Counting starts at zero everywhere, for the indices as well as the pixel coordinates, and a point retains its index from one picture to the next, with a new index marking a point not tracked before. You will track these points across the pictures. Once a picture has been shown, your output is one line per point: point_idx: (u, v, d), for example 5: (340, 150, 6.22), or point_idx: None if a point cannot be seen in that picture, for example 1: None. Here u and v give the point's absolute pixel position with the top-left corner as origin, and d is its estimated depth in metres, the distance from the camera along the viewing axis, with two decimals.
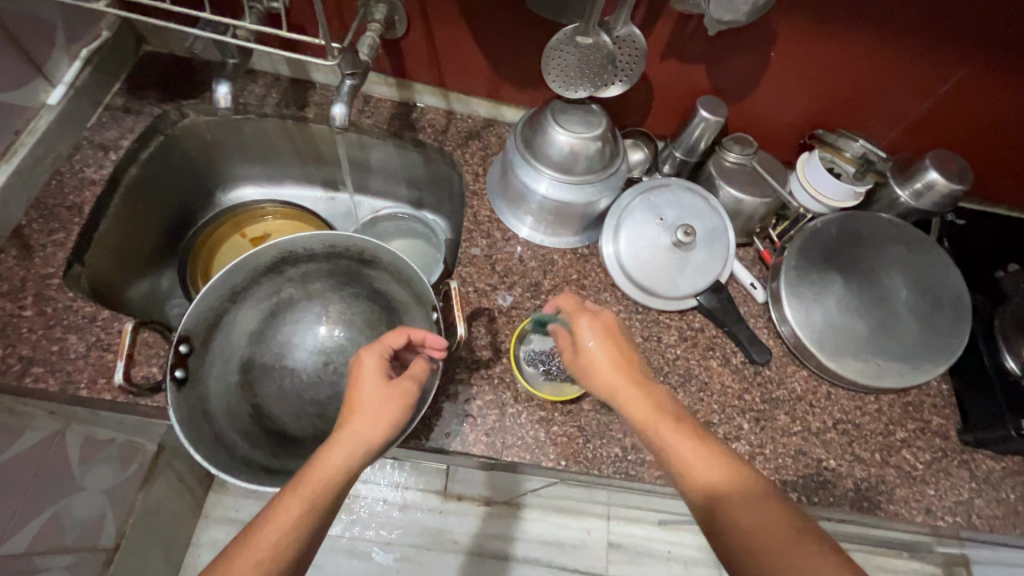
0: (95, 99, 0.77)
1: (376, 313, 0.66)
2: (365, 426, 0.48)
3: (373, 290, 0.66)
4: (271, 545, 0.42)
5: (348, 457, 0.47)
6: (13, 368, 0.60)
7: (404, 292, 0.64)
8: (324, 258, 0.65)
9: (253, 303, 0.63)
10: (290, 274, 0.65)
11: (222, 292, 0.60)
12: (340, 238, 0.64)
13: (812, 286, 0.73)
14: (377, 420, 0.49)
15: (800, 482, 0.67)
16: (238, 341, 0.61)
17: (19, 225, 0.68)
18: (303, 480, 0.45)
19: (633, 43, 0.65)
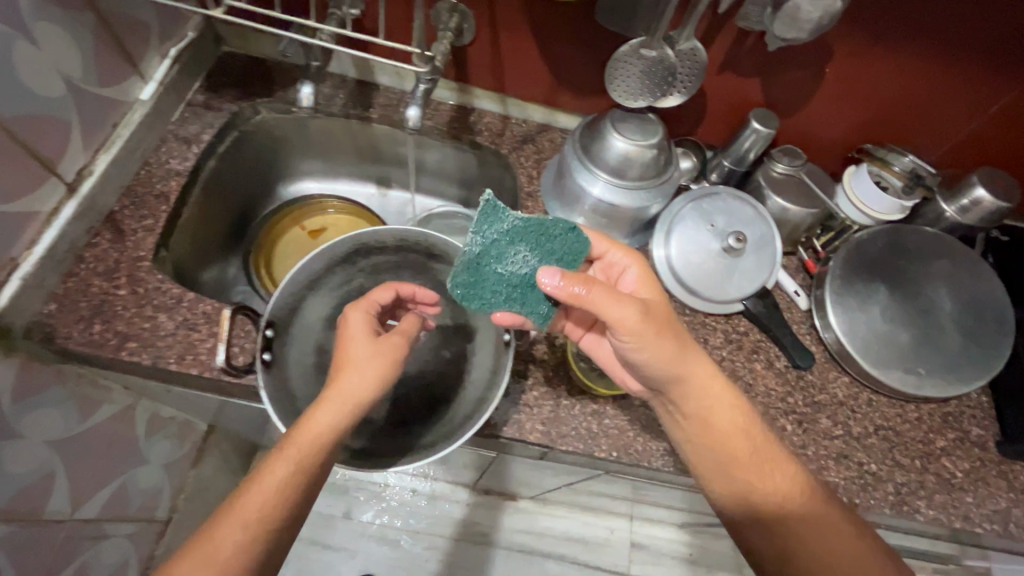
0: (179, 95, 0.82)
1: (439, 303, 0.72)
2: (352, 384, 0.54)
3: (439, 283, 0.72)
4: (269, 498, 0.49)
5: (332, 422, 0.52)
6: (110, 342, 0.65)
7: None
8: (394, 251, 0.70)
9: (329, 290, 0.67)
10: (362, 264, 0.69)
11: (305, 278, 0.64)
12: (411, 232, 0.69)
13: (857, 296, 0.76)
14: (362, 377, 0.54)
15: (842, 484, 0.69)
16: (315, 324, 0.66)
17: (112, 211, 0.73)
18: (293, 441, 0.50)
19: (695, 57, 0.68)
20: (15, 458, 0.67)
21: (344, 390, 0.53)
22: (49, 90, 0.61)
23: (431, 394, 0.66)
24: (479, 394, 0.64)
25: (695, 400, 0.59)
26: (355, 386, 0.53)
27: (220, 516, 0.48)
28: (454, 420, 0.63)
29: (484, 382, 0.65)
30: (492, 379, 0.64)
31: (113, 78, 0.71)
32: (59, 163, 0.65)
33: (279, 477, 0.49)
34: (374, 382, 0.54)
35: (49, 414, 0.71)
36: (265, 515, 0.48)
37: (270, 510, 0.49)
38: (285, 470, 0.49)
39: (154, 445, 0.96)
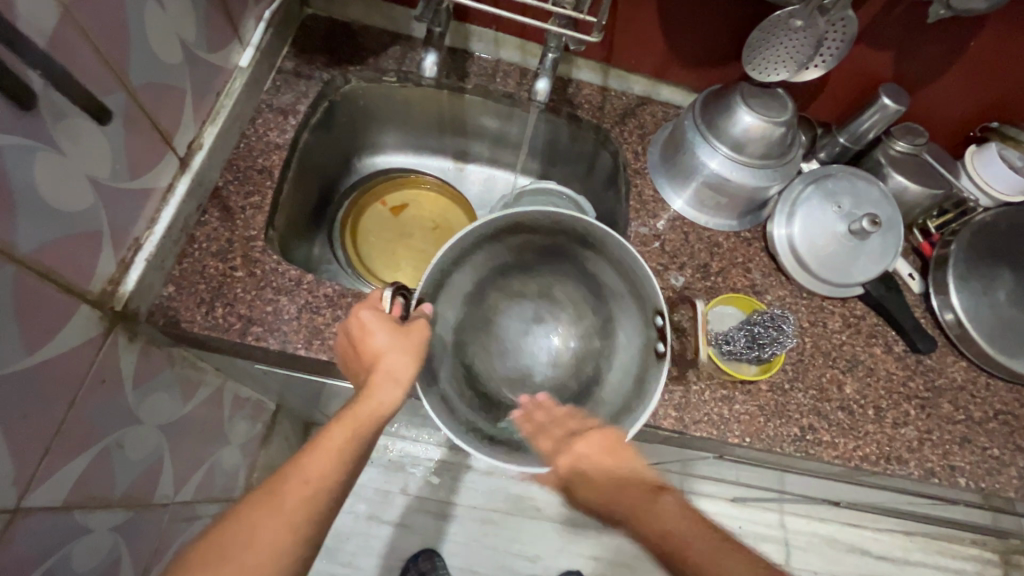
0: (271, 63, 0.77)
1: (582, 292, 0.70)
2: (398, 363, 0.54)
3: (585, 272, 0.69)
4: (319, 467, 0.47)
5: (386, 398, 0.52)
6: (235, 326, 0.62)
7: (620, 282, 0.65)
8: (548, 230, 0.66)
9: (473, 263, 0.67)
10: (511, 241, 0.67)
11: (453, 254, 0.63)
12: (571, 217, 0.64)
13: (981, 279, 0.75)
14: (407, 355, 0.55)
15: (968, 468, 0.69)
16: (457, 299, 0.67)
17: (217, 187, 0.69)
18: (350, 410, 0.51)
19: (844, 26, 0.64)
20: (135, 444, 0.65)
21: (384, 373, 0.53)
22: (168, 55, 0.57)
23: (572, 383, 0.67)
24: (623, 392, 0.63)
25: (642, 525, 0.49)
26: (397, 366, 0.54)
27: (273, 482, 0.46)
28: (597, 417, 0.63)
29: (623, 383, 0.64)
30: (637, 381, 0.62)
31: (217, 42, 0.66)
32: (174, 135, 0.61)
33: (323, 461, 0.47)
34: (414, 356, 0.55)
35: (161, 398, 0.68)
36: (312, 496, 0.46)
37: (321, 479, 0.47)
38: (334, 440, 0.49)
39: (235, 425, 0.94)
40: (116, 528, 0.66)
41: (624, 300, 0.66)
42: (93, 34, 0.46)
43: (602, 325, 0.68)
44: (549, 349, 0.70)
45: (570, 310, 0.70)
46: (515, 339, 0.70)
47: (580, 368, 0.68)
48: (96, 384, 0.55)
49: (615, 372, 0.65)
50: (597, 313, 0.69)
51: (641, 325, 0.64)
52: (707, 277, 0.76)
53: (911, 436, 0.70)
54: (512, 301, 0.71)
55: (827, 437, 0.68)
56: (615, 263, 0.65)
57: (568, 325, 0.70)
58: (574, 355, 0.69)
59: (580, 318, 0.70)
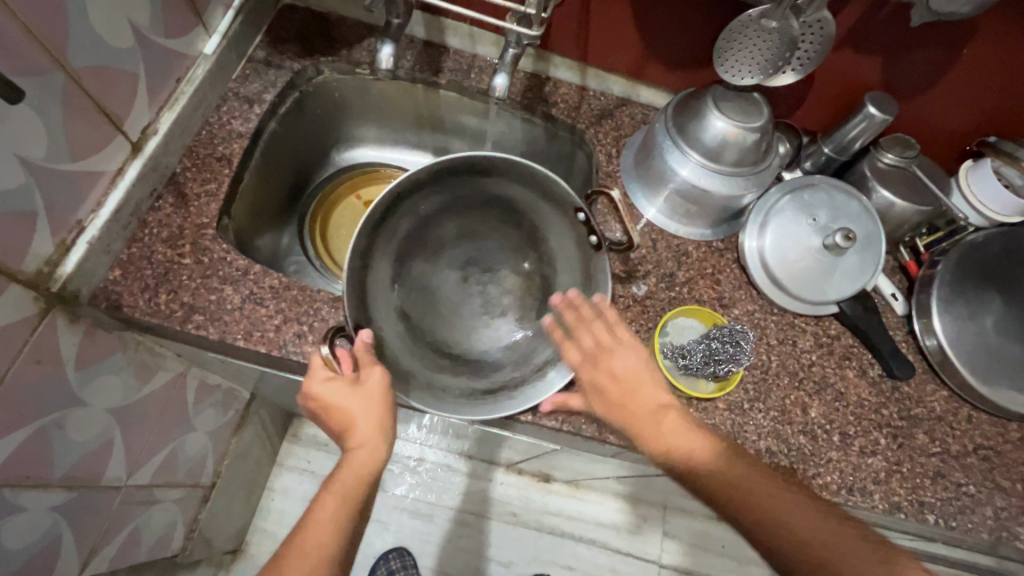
0: (240, 50, 0.77)
1: (496, 213, 0.75)
2: (365, 421, 0.56)
3: (489, 196, 0.73)
4: (317, 539, 0.51)
5: (368, 458, 0.55)
6: (177, 313, 0.62)
7: (528, 191, 0.70)
8: (430, 180, 0.69)
9: (381, 253, 0.69)
10: (402, 209, 0.70)
11: (359, 256, 0.65)
12: (450, 161, 0.67)
13: (968, 303, 0.70)
14: (370, 413, 0.57)
15: (939, 505, 0.65)
16: (386, 286, 0.70)
17: (174, 173, 0.69)
18: (335, 477, 0.55)
19: (821, 28, 0.60)
20: (78, 426, 0.65)
21: (354, 441, 0.56)
22: (117, 39, 0.57)
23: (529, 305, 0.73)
24: (579, 292, 0.70)
25: (648, 442, 0.56)
26: (362, 434, 0.56)
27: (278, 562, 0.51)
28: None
29: (575, 280, 0.71)
30: (586, 273, 0.69)
31: (177, 27, 0.66)
32: (125, 120, 0.61)
33: (320, 535, 0.52)
34: (377, 418, 0.57)
35: (110, 381, 0.68)
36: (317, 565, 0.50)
37: (320, 549, 0.51)
38: (325, 513, 0.53)
39: (202, 412, 0.95)
40: (55, 508, 0.66)
41: (543, 208, 0.71)
42: (22, 13, 0.46)
43: (531, 235, 0.74)
44: (494, 279, 0.76)
45: (492, 234, 0.76)
46: (461, 289, 0.75)
47: (531, 288, 0.74)
48: (28, 365, 0.55)
49: (565, 270, 0.71)
50: (519, 225, 0.75)
51: (568, 224, 0.69)
52: (672, 287, 0.73)
53: (878, 467, 0.66)
54: (437, 256, 0.76)
55: (785, 463, 0.65)
56: (521, 179, 0.69)
57: (502, 253, 0.76)
58: (518, 278, 0.75)
59: (505, 239, 0.76)
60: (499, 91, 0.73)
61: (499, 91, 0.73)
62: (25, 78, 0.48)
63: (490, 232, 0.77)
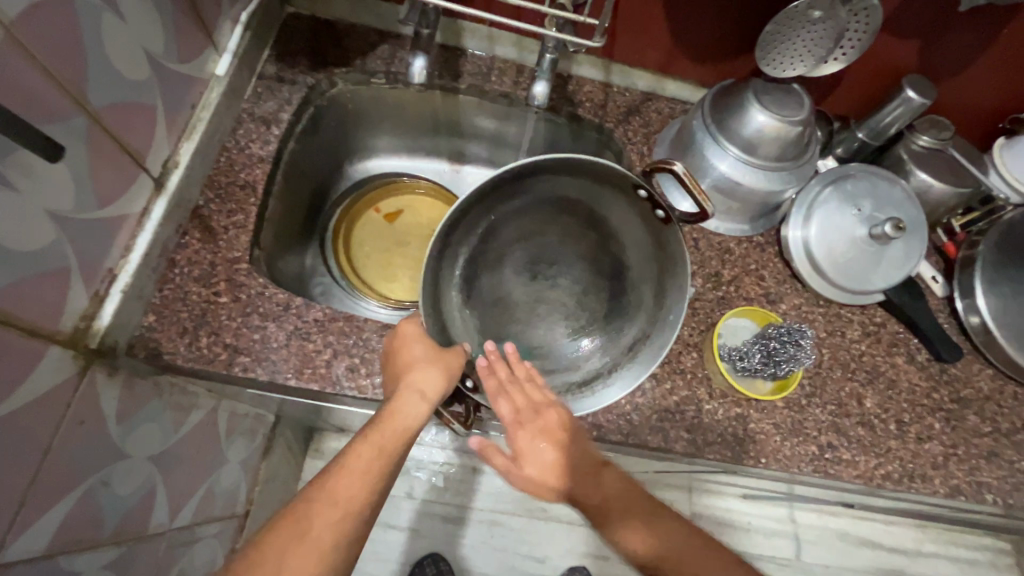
0: (250, 68, 0.72)
1: (550, 207, 0.70)
2: (425, 379, 0.56)
3: (536, 193, 0.69)
4: (349, 489, 0.47)
5: (415, 411, 0.54)
6: (221, 356, 0.59)
7: (576, 176, 0.66)
8: (471, 204, 0.65)
9: (450, 288, 0.69)
10: (453, 244, 0.68)
11: (428, 302, 0.65)
12: (483, 186, 0.63)
13: (1010, 282, 0.71)
14: (433, 373, 0.57)
15: (996, 484, 0.66)
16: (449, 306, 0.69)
17: (197, 206, 0.65)
18: (377, 428, 0.52)
19: (868, 16, 0.58)
20: (122, 479, 0.62)
21: (414, 387, 0.56)
22: (133, 71, 0.52)
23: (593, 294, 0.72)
24: (653, 264, 0.68)
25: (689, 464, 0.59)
26: (429, 383, 0.56)
27: (298, 507, 0.46)
28: (646, 300, 0.68)
29: (646, 249, 0.68)
30: (658, 246, 0.66)
31: (188, 50, 0.61)
32: (146, 156, 0.57)
33: (349, 480, 0.48)
34: (444, 381, 0.58)
35: (150, 428, 0.66)
36: (345, 518, 0.46)
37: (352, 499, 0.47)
38: (367, 461, 0.49)
39: (233, 443, 0.92)
40: (108, 566, 0.64)
41: (599, 185, 0.66)
42: (40, 53, 0.41)
43: (586, 214, 0.70)
44: (562, 272, 0.73)
45: (550, 227, 0.72)
46: (531, 290, 0.73)
47: (603, 268, 0.72)
48: (73, 426, 0.52)
49: (635, 240, 0.68)
50: (575, 206, 0.70)
51: (625, 198, 0.65)
52: (719, 286, 0.72)
53: (935, 451, 0.67)
54: (504, 265, 0.73)
55: (847, 455, 0.65)
56: (568, 169, 0.64)
57: (563, 243, 0.73)
58: (589, 264, 0.73)
59: (565, 228, 0.72)
60: (538, 98, 0.72)
61: (538, 97, 0.72)
62: (48, 125, 0.44)
63: (549, 224, 0.72)
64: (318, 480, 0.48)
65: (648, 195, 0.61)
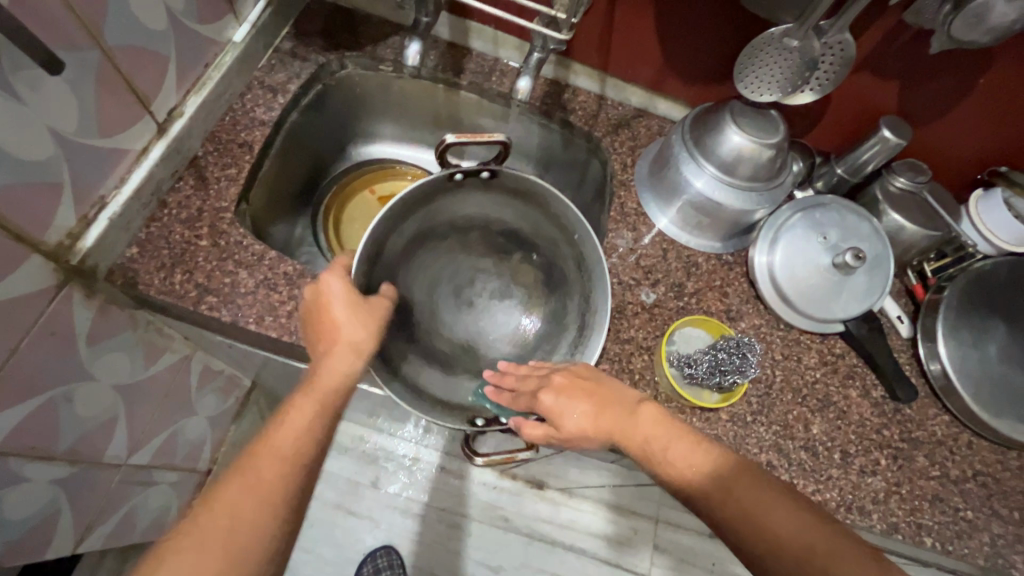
0: (267, 41, 0.78)
1: (421, 251, 0.73)
2: (350, 331, 0.57)
3: (404, 246, 0.71)
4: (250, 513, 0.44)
5: (349, 361, 0.55)
6: (191, 294, 0.63)
7: (415, 214, 0.69)
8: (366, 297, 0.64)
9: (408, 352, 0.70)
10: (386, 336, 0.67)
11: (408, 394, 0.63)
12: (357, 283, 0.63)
13: (973, 329, 0.71)
14: (356, 328, 0.57)
15: (936, 528, 0.65)
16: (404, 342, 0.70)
17: (196, 156, 0.70)
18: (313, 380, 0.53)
19: (842, 50, 0.61)
20: (86, 400, 0.66)
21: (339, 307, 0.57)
22: (152, 20, 0.58)
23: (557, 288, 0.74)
24: (554, 231, 0.72)
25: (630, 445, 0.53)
26: (351, 333, 0.56)
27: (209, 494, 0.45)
28: (571, 274, 0.72)
29: (532, 213, 0.72)
30: (540, 207, 0.70)
31: (209, 14, 0.67)
32: (153, 101, 0.62)
33: (235, 497, 0.44)
34: (367, 326, 0.58)
35: (120, 357, 0.69)
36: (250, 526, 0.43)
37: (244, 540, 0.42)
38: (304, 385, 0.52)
39: (204, 397, 0.95)
40: (56, 481, 0.67)
41: (438, 207, 0.71)
42: None
43: (452, 225, 0.74)
44: (487, 274, 0.77)
45: (432, 261, 0.74)
46: (467, 298, 0.75)
47: (510, 248, 0.77)
48: (43, 335, 0.56)
49: (496, 204, 0.73)
50: (436, 235, 0.73)
51: (470, 192, 0.70)
52: (681, 296, 0.74)
53: (877, 487, 0.66)
54: (437, 306, 0.74)
55: (786, 477, 0.65)
56: (403, 218, 0.67)
57: (456, 261, 0.76)
58: (498, 256, 0.77)
59: (458, 248, 0.76)
60: (522, 92, 0.77)
61: (523, 92, 0.77)
62: (62, 52, 0.49)
63: (432, 262, 0.75)
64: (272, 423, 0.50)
65: (465, 177, 0.67)
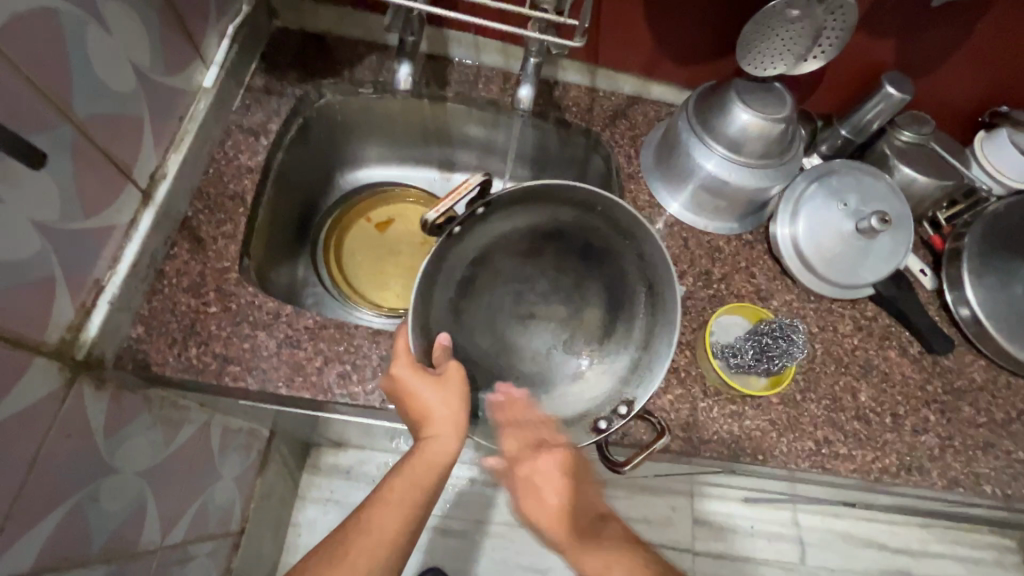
0: (238, 81, 0.73)
1: (470, 314, 0.66)
2: (443, 416, 0.55)
3: (453, 317, 0.64)
4: None
5: (441, 449, 0.55)
6: (211, 367, 0.59)
7: (442, 287, 0.63)
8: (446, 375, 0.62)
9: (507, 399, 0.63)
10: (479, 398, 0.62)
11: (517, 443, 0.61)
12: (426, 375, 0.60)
13: (998, 272, 0.71)
14: (448, 415, 0.55)
15: (994, 475, 0.66)
16: None
17: (186, 217, 0.65)
18: (407, 467, 0.55)
19: (844, 14, 0.60)
20: (112, 493, 0.62)
21: (435, 432, 0.55)
22: (120, 83, 0.53)
23: None
24: (574, 211, 0.65)
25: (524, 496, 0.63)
26: (443, 418, 0.55)
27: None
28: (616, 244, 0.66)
29: (542, 207, 0.65)
30: (546, 198, 0.64)
31: (175, 64, 0.62)
32: (133, 168, 0.58)
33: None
34: (460, 408, 0.55)
35: (142, 443, 0.65)
36: None
37: None
38: (401, 495, 0.54)
39: (227, 458, 0.91)
40: None
41: (453, 256, 0.64)
42: (24, 66, 0.42)
43: (486, 273, 0.67)
44: (546, 293, 0.68)
45: (481, 311, 0.66)
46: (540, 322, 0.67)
47: (550, 261, 0.68)
48: (62, 438, 0.51)
49: (503, 228, 0.66)
50: (466, 278, 0.66)
51: (467, 240, 0.64)
52: (710, 284, 0.72)
53: (932, 444, 0.67)
54: (516, 340, 0.66)
55: (844, 450, 0.65)
56: (429, 287, 0.61)
57: (507, 301, 0.67)
58: (549, 275, 0.68)
59: (508, 290, 0.68)
60: (524, 102, 0.75)
61: (524, 102, 0.75)
62: (34, 136, 0.44)
63: (484, 314, 0.66)
64: (358, 518, 0.54)
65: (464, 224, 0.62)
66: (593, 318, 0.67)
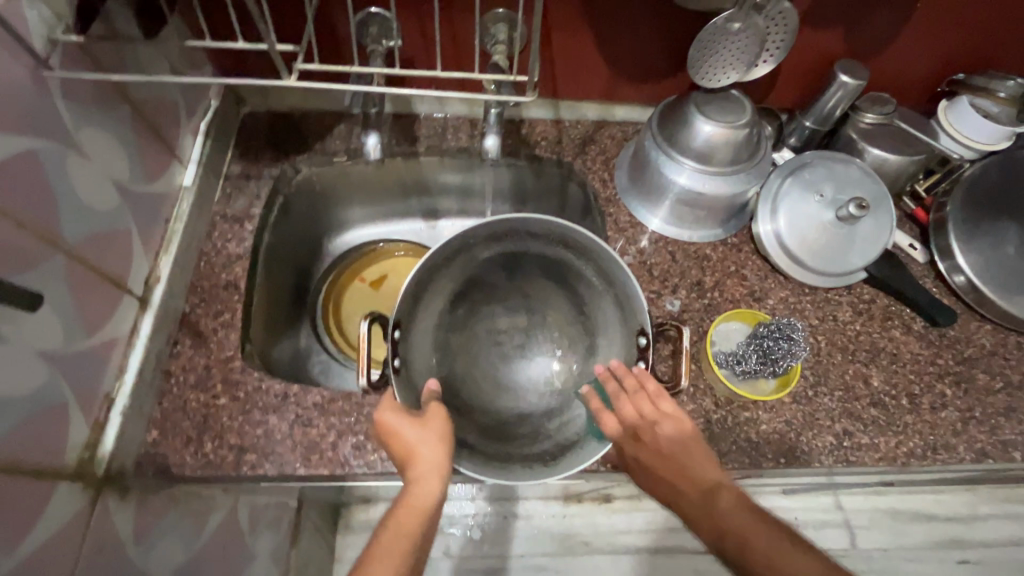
0: (216, 172, 0.76)
1: (453, 363, 0.68)
2: (428, 453, 0.53)
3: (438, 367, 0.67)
4: None
5: (424, 491, 0.51)
6: (228, 458, 0.60)
7: (419, 345, 0.66)
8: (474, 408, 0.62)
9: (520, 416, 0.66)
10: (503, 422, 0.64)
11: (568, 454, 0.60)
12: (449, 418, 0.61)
13: (986, 235, 0.72)
14: (435, 450, 0.53)
15: (1021, 440, 0.65)
16: None
17: (184, 313, 0.67)
18: (394, 513, 0.50)
19: (784, 18, 0.62)
20: None
21: (426, 461, 0.52)
22: (104, 202, 0.55)
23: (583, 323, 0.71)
24: (514, 240, 0.68)
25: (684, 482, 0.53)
26: (430, 454, 0.52)
27: None
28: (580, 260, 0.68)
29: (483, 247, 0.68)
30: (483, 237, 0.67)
31: (154, 172, 0.64)
32: (127, 278, 0.59)
33: None
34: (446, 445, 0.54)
35: None
36: None
37: None
38: (387, 546, 0.47)
39: (258, 537, 0.90)
40: None
41: (421, 315, 0.67)
42: (11, 211, 0.44)
43: (455, 323, 0.70)
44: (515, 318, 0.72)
45: (463, 353, 0.69)
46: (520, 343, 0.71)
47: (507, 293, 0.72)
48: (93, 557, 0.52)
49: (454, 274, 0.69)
50: (443, 342, 0.69)
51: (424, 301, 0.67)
52: (704, 294, 0.73)
53: (954, 418, 0.66)
54: (505, 365, 0.70)
55: (866, 440, 0.65)
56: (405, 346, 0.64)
57: (478, 338, 0.71)
58: (512, 302, 0.72)
59: (482, 328, 0.71)
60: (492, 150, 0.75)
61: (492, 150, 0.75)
62: (28, 274, 0.46)
63: (465, 354, 0.70)
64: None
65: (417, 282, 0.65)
66: (568, 331, 0.70)
